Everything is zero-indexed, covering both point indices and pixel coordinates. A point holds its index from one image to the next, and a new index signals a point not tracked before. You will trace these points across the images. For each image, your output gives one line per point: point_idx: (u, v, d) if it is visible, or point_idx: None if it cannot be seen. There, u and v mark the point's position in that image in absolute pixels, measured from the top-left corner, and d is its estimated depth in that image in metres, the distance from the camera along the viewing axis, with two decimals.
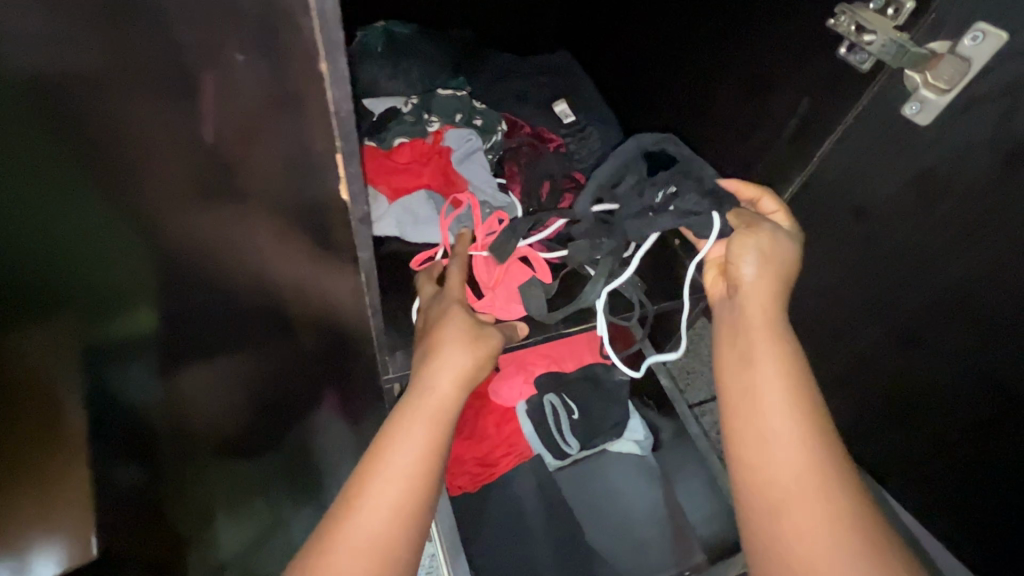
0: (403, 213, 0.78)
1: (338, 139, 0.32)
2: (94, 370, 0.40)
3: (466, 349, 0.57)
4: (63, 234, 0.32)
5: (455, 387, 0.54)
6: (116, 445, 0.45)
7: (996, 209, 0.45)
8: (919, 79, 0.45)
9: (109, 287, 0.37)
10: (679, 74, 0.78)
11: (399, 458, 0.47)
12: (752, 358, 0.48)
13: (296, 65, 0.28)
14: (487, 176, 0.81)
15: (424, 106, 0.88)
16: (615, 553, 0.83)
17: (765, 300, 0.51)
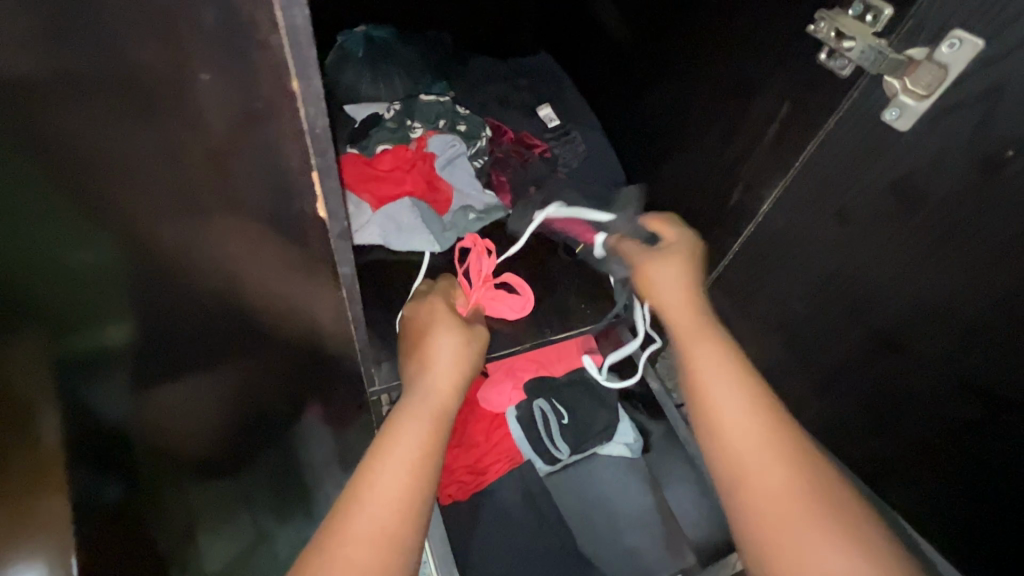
0: (387, 222, 0.77)
1: (314, 155, 0.33)
2: (74, 389, 0.38)
3: (446, 354, 0.59)
4: (36, 250, 0.31)
5: (442, 387, 0.57)
6: (104, 466, 0.42)
7: (972, 215, 0.46)
8: (898, 85, 0.45)
9: (79, 301, 0.35)
10: (660, 77, 0.78)
11: (398, 453, 0.49)
12: (691, 351, 0.57)
13: (267, 80, 0.28)
14: (471, 183, 0.82)
15: (405, 113, 0.87)
16: (609, 559, 0.85)
17: (681, 305, 0.62)
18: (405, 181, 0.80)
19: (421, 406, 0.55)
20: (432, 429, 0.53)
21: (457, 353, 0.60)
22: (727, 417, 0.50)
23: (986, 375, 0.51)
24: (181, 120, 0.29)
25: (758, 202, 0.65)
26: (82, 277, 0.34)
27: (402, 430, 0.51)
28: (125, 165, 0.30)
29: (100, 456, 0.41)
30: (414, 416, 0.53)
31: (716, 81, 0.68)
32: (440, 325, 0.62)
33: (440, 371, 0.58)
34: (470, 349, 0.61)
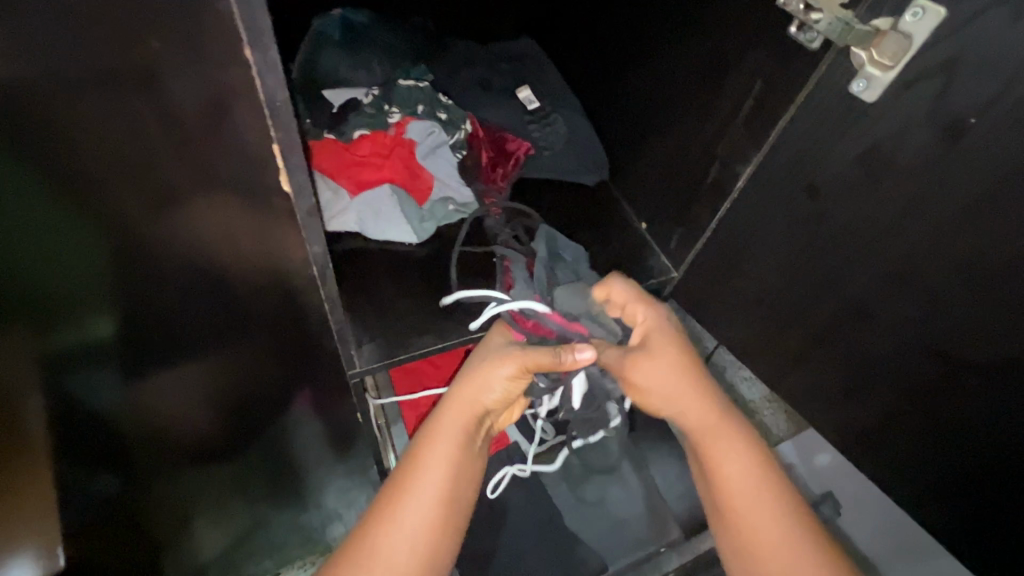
0: (365, 209, 0.77)
1: (274, 129, 0.33)
2: (54, 379, 0.42)
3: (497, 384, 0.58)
4: (21, 243, 0.34)
5: (472, 403, 0.57)
6: (84, 451, 0.49)
7: (930, 181, 0.47)
8: (864, 56, 0.46)
9: (64, 292, 0.38)
10: (638, 58, 0.78)
11: (422, 495, 0.52)
12: (714, 445, 0.59)
13: (224, 51, 0.28)
14: (450, 173, 0.83)
15: (385, 98, 0.86)
16: (598, 540, 0.84)
17: (693, 397, 0.61)
18: (383, 168, 0.79)
19: (447, 427, 0.56)
20: (459, 444, 0.56)
21: (491, 369, 0.57)
22: (738, 505, 0.56)
23: (957, 348, 0.52)
24: (139, 95, 0.30)
25: (733, 179, 0.67)
26: (64, 263, 0.36)
27: (426, 455, 0.54)
28: (86, 140, 0.31)
29: (86, 445, 0.49)
30: (438, 437, 0.55)
31: (691, 61, 0.68)
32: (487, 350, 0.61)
33: (470, 386, 0.57)
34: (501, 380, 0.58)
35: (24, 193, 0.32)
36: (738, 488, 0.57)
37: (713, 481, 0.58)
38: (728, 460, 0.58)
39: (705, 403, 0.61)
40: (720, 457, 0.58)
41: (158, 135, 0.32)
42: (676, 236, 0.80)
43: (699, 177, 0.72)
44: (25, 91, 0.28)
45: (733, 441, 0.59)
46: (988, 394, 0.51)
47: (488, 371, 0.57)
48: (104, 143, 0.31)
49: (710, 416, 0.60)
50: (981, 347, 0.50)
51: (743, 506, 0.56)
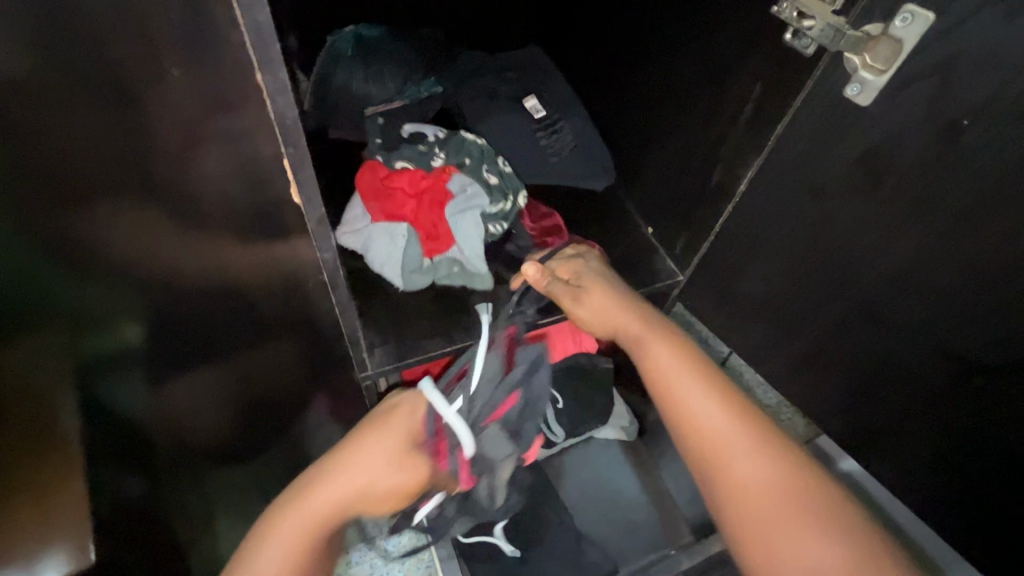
0: (378, 238, 0.76)
1: (284, 145, 0.35)
2: (84, 387, 0.46)
3: (381, 466, 0.60)
4: (62, 260, 0.39)
5: (358, 490, 0.59)
6: (118, 452, 0.52)
7: (930, 182, 0.48)
8: (858, 61, 0.47)
9: (95, 305, 0.42)
10: (643, 65, 0.79)
11: (265, 560, 0.52)
12: (676, 392, 0.61)
13: (236, 76, 0.31)
14: (478, 237, 0.77)
15: (443, 140, 0.84)
16: (607, 538, 0.86)
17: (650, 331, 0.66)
18: (409, 208, 0.77)
19: (315, 500, 0.56)
20: (319, 525, 0.56)
21: (386, 472, 0.60)
22: (743, 472, 0.56)
23: (965, 348, 0.52)
24: (155, 115, 0.32)
25: (737, 182, 0.67)
26: (96, 279, 0.40)
27: (276, 533, 0.54)
28: (108, 157, 0.34)
29: (113, 448, 0.51)
30: (314, 506, 0.56)
31: (694, 67, 0.69)
32: (392, 423, 0.62)
33: (368, 474, 0.59)
34: (386, 463, 0.60)
35: (62, 209, 0.36)
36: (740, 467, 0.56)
37: (688, 420, 0.60)
38: (707, 404, 0.60)
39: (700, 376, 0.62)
40: (687, 389, 0.61)
41: (178, 154, 0.35)
42: (682, 239, 0.81)
43: (703, 181, 0.73)
44: (58, 112, 0.31)
45: (700, 386, 0.61)
46: (996, 394, 0.52)
47: (388, 470, 0.60)
48: (132, 164, 0.34)
49: (703, 389, 0.61)
50: (986, 345, 0.50)
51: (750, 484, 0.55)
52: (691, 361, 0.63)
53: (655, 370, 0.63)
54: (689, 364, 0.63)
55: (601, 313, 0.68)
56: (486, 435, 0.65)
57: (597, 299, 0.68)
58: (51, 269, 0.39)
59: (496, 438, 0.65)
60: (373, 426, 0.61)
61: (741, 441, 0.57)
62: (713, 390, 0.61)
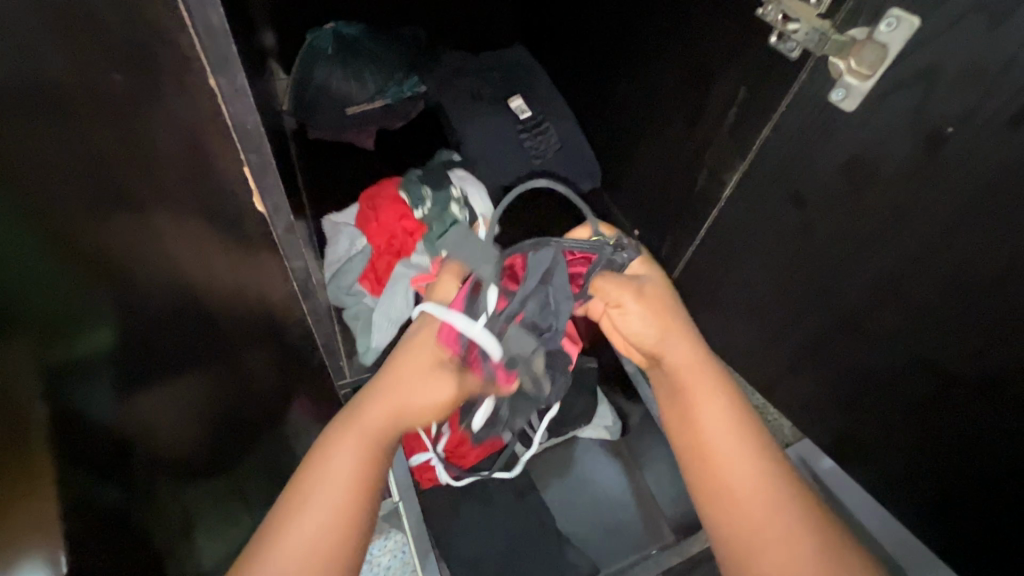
0: (341, 245, 0.82)
1: (244, 151, 0.35)
2: (62, 395, 0.40)
3: (407, 389, 0.49)
4: (31, 254, 0.34)
5: (394, 415, 0.48)
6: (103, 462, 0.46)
7: (912, 191, 0.48)
8: (843, 66, 0.46)
9: (69, 306, 0.38)
10: (624, 65, 0.78)
11: (295, 532, 0.43)
12: (692, 408, 0.50)
13: (189, 78, 0.30)
14: (401, 307, 0.76)
15: (447, 198, 0.79)
16: (588, 540, 0.84)
17: (687, 355, 0.52)
18: (377, 234, 0.80)
19: (353, 436, 0.46)
20: (366, 461, 0.46)
21: (417, 396, 0.49)
22: (753, 506, 0.47)
23: (946, 359, 0.53)
24: (99, 125, 0.31)
25: (722, 187, 0.67)
26: (69, 279, 0.37)
27: (320, 481, 0.44)
28: (53, 171, 0.32)
29: (97, 458, 0.45)
30: (349, 442, 0.46)
31: (678, 69, 0.68)
32: (403, 347, 0.51)
33: (401, 393, 0.49)
34: (416, 384, 0.49)
35: None
36: (753, 500, 0.47)
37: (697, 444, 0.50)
38: (714, 437, 0.49)
39: (753, 452, 0.49)
40: (701, 412, 0.50)
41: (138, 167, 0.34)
42: (668, 240, 0.81)
43: (687, 183, 0.73)
44: None
45: (715, 410, 0.50)
46: (979, 402, 0.53)
47: (418, 393, 0.49)
48: (89, 183, 0.33)
49: (745, 460, 0.48)
50: (970, 358, 0.51)
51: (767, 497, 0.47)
52: (748, 431, 0.50)
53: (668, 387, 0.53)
54: (740, 442, 0.49)
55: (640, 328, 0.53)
56: (510, 341, 0.50)
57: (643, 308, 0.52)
58: (4, 272, 0.33)
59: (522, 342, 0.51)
60: (391, 359, 0.51)
61: (776, 526, 0.46)
62: (758, 479, 0.48)
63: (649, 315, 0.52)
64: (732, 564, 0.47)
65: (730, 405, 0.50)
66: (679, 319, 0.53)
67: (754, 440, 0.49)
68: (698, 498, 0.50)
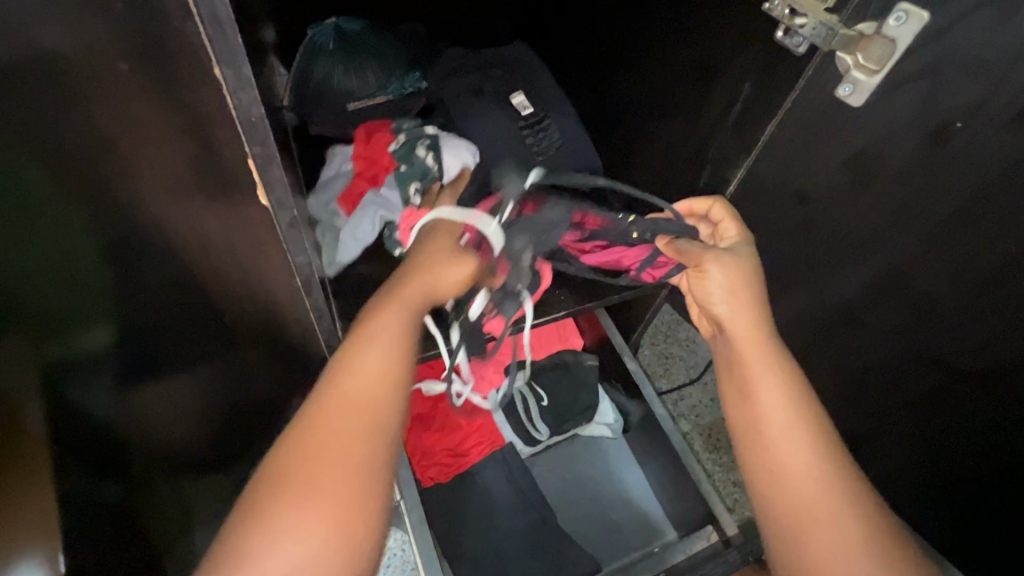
0: (330, 168, 0.87)
1: (249, 145, 0.33)
2: (57, 390, 0.42)
3: (433, 267, 0.55)
4: (25, 263, 0.36)
5: (429, 291, 0.54)
6: (93, 454, 0.47)
7: (917, 186, 0.48)
8: (850, 61, 0.46)
9: (62, 310, 0.39)
10: (626, 62, 0.77)
11: (353, 383, 0.47)
12: (753, 380, 0.51)
13: (194, 66, 0.28)
14: (367, 231, 0.80)
15: (418, 138, 0.83)
16: (590, 537, 0.84)
17: (752, 327, 0.53)
18: (359, 164, 0.85)
19: (377, 335, 0.50)
20: (391, 355, 0.49)
21: (444, 273, 0.55)
22: (798, 475, 0.47)
23: (950, 355, 0.53)
24: (100, 112, 0.30)
25: (725, 184, 0.67)
26: (65, 282, 0.38)
27: (348, 384, 0.47)
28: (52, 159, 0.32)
29: (89, 448, 0.47)
30: (378, 338, 0.50)
31: (682, 66, 0.68)
32: (433, 241, 0.59)
33: (420, 279, 0.54)
34: (443, 267, 0.55)
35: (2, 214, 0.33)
36: (800, 473, 0.47)
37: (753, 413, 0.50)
38: (769, 408, 0.50)
39: (807, 429, 0.49)
40: (761, 384, 0.51)
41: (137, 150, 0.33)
42: None
43: (690, 181, 0.73)
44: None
45: (773, 385, 0.50)
46: (984, 397, 0.53)
47: (445, 277, 0.55)
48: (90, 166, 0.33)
49: (795, 430, 0.49)
50: (975, 353, 0.51)
51: (809, 466, 0.47)
52: (800, 402, 0.50)
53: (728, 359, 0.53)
54: (802, 421, 0.49)
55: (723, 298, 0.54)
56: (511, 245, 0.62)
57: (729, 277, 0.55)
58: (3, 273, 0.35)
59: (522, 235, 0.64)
60: (421, 250, 0.59)
61: (822, 492, 0.46)
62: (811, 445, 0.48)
63: (727, 280, 0.54)
64: (785, 533, 0.46)
65: (787, 380, 0.51)
66: (758, 292, 0.55)
67: (806, 414, 0.49)
68: (748, 464, 0.50)
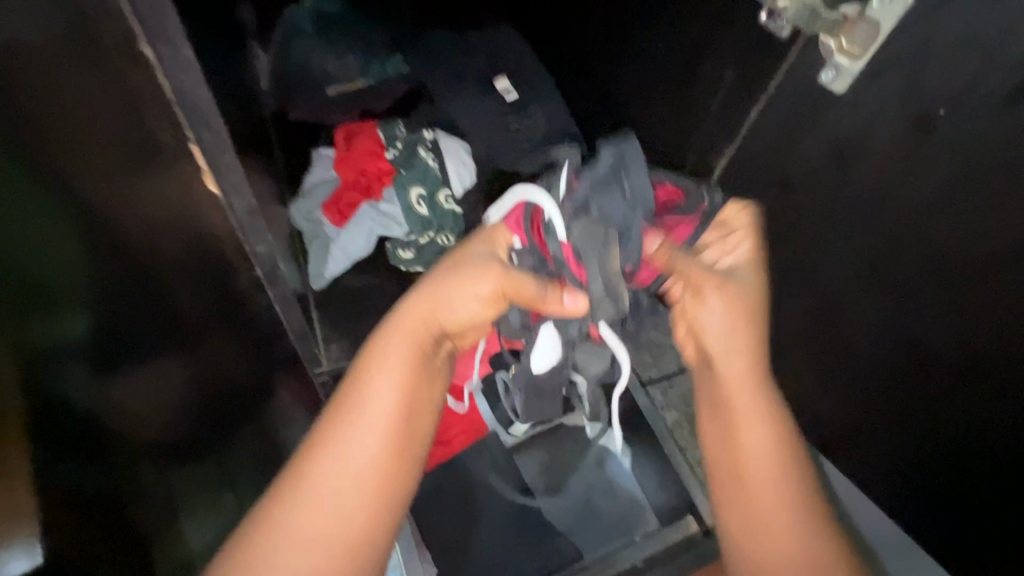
0: (317, 174, 0.83)
1: (192, 131, 0.34)
2: (32, 376, 0.38)
3: (456, 284, 0.51)
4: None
5: (445, 310, 0.51)
6: (78, 445, 0.42)
7: (904, 174, 0.46)
8: (833, 45, 0.44)
9: (41, 286, 0.37)
10: (607, 44, 0.75)
11: (377, 402, 0.48)
12: (741, 410, 0.51)
13: (125, 43, 0.28)
14: (359, 245, 0.80)
15: (418, 141, 0.81)
16: (569, 527, 0.81)
17: (747, 357, 0.51)
18: (347, 168, 0.82)
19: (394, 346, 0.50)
20: (415, 364, 0.50)
21: (462, 290, 0.51)
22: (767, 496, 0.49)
23: (933, 348, 0.52)
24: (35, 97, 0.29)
25: (711, 171, 0.65)
26: (37, 261, 0.36)
27: (374, 390, 0.48)
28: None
29: (79, 437, 0.43)
30: (395, 347, 0.50)
31: (663, 49, 0.65)
32: (466, 244, 0.54)
33: (437, 300, 0.51)
34: (472, 286, 0.51)
35: None
36: (769, 493, 0.49)
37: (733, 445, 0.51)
38: (749, 434, 0.50)
39: (781, 446, 0.50)
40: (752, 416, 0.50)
41: (91, 136, 0.32)
42: None
43: (675, 168, 0.71)
44: None
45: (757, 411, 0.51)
46: (966, 392, 0.52)
47: (463, 293, 0.51)
48: (38, 158, 0.32)
49: (770, 454, 0.50)
50: (958, 347, 0.50)
51: (778, 487, 0.49)
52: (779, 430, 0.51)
53: (720, 390, 0.52)
54: (776, 440, 0.50)
55: (717, 328, 0.51)
56: (588, 226, 0.48)
57: (725, 305, 0.51)
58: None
59: (598, 230, 0.48)
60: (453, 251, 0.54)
61: (785, 509, 0.48)
62: (780, 468, 0.50)
63: (725, 316, 0.51)
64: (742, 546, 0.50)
65: (769, 412, 0.51)
66: (761, 321, 0.52)
67: (777, 434, 0.50)
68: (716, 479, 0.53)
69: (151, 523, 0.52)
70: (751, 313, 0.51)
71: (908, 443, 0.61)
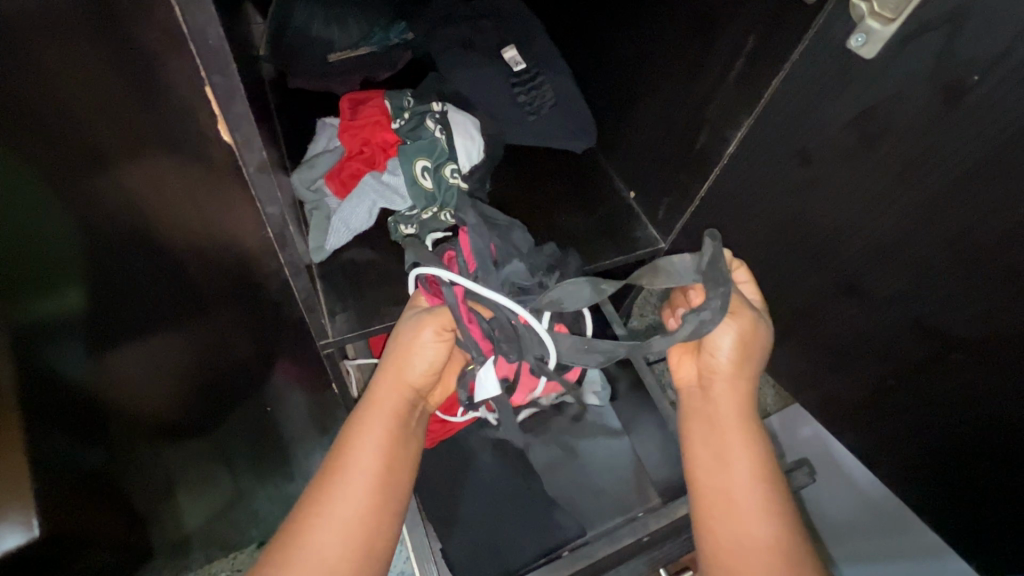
0: (320, 145, 0.80)
1: (208, 73, 0.33)
2: (28, 355, 0.40)
3: (403, 343, 0.60)
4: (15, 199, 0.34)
5: (404, 369, 0.60)
6: (68, 428, 0.46)
7: (926, 147, 0.46)
8: (865, 9, 0.43)
9: (45, 251, 0.37)
10: (619, 13, 0.73)
11: (359, 451, 0.55)
12: (730, 441, 0.57)
13: None
14: (361, 218, 0.75)
15: (425, 113, 0.77)
16: (573, 503, 0.81)
17: (744, 383, 0.59)
18: (351, 137, 0.78)
19: (378, 410, 0.58)
20: (393, 426, 0.58)
21: (410, 349, 0.60)
22: (749, 527, 0.52)
23: (945, 321, 0.53)
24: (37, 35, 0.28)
25: (725, 144, 0.64)
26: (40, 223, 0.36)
27: (360, 449, 0.55)
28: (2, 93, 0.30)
29: (72, 418, 0.46)
30: (379, 414, 0.58)
31: (679, 17, 0.63)
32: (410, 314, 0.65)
33: (393, 365, 0.60)
34: (414, 344, 0.60)
35: None
36: (748, 527, 0.52)
37: (720, 482, 0.56)
38: (735, 467, 0.56)
39: (752, 477, 0.55)
40: (733, 460, 0.56)
41: (99, 83, 0.32)
42: (664, 205, 0.79)
43: (688, 139, 0.69)
44: None
45: (742, 445, 0.57)
46: (972, 361, 0.53)
47: (412, 352, 0.60)
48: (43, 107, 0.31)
49: (750, 486, 0.55)
50: (972, 321, 0.51)
51: (749, 524, 0.53)
52: (763, 467, 0.56)
53: (710, 419, 0.59)
54: (752, 471, 0.56)
55: (751, 347, 0.59)
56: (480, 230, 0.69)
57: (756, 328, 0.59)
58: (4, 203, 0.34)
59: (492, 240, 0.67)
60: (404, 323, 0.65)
61: (756, 541, 0.52)
62: (759, 510, 0.53)
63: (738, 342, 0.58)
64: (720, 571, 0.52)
65: (752, 453, 0.57)
66: (754, 363, 0.60)
67: (755, 468, 0.56)
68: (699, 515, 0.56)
69: (107, 510, 0.56)
70: (756, 352, 0.59)
71: (921, 413, 0.62)
